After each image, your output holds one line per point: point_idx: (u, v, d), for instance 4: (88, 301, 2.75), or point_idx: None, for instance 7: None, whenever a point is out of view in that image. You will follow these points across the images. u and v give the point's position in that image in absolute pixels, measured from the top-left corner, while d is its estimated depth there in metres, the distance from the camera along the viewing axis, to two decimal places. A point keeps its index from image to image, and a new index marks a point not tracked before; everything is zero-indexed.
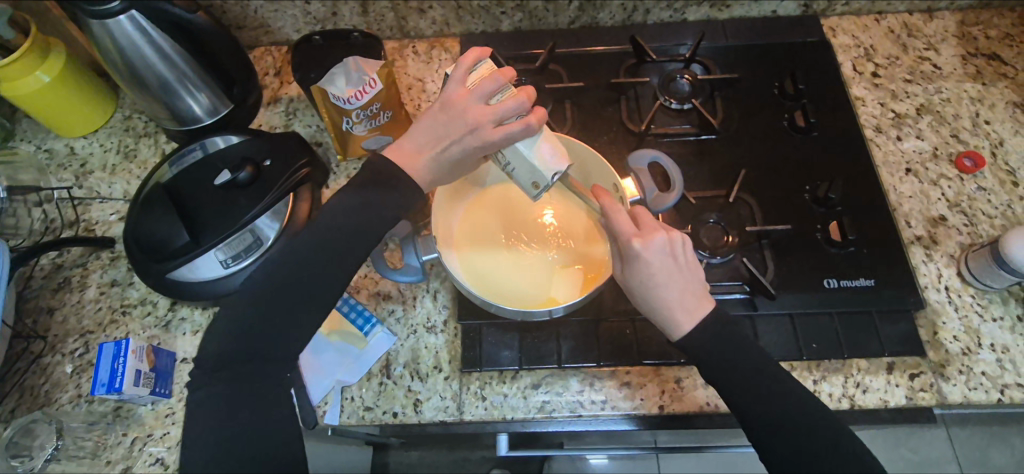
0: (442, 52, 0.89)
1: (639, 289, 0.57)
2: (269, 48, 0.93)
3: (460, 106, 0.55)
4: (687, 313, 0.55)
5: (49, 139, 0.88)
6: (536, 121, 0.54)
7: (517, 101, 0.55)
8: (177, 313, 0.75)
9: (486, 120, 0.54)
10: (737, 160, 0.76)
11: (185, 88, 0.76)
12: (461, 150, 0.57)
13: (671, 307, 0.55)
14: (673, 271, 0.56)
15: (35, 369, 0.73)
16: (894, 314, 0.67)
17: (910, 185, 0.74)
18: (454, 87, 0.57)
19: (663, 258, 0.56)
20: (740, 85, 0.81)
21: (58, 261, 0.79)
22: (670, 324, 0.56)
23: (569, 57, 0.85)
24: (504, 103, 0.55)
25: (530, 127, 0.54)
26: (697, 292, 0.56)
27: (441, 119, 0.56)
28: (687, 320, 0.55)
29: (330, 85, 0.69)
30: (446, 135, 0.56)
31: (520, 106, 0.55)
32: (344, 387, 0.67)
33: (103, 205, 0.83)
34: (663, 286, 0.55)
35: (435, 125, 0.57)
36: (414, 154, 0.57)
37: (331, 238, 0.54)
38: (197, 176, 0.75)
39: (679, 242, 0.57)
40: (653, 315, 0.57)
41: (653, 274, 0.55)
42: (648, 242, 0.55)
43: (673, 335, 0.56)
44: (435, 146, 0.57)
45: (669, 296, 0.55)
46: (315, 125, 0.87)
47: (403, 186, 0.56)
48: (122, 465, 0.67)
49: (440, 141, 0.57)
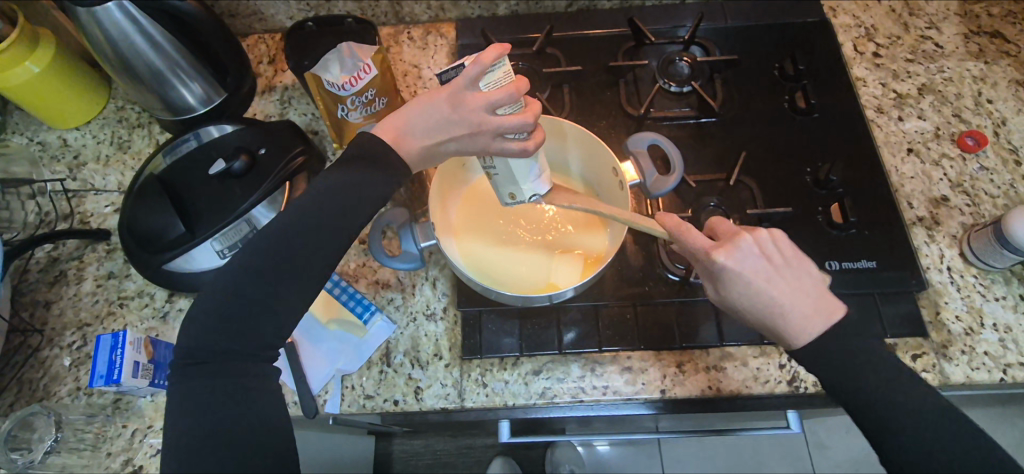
0: (437, 37, 0.87)
1: (746, 309, 0.51)
2: (262, 36, 0.92)
3: (465, 109, 0.51)
4: (806, 317, 0.49)
5: (41, 131, 0.87)
6: (535, 147, 0.53)
7: (526, 122, 0.51)
8: (175, 305, 0.75)
9: (489, 136, 0.52)
10: (738, 143, 0.75)
11: (177, 77, 0.75)
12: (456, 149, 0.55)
13: (788, 315, 0.49)
14: (771, 276, 0.50)
15: (33, 362, 0.72)
16: (896, 295, 0.66)
17: (912, 165, 0.74)
18: (465, 84, 0.50)
19: (753, 265, 0.50)
20: (740, 67, 0.80)
21: (54, 254, 0.78)
22: (792, 335, 0.50)
23: (566, 41, 0.84)
24: (510, 119, 0.51)
25: (527, 150, 0.53)
26: (809, 290, 0.50)
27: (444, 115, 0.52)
28: (812, 326, 0.49)
29: (324, 71, 0.68)
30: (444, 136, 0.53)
31: (526, 126, 0.51)
32: (344, 376, 0.67)
33: (98, 197, 0.83)
34: (772, 296, 0.49)
35: (435, 122, 0.53)
36: (408, 138, 0.54)
37: (319, 217, 0.50)
38: (192, 166, 0.74)
39: (769, 241, 0.51)
40: (770, 330, 0.51)
41: (751, 287, 0.50)
42: (731, 252, 0.50)
43: (799, 344, 0.50)
44: (431, 139, 0.54)
45: (780, 306, 0.49)
46: (310, 114, 0.86)
47: (394, 166, 0.54)
48: (123, 456, 0.67)
49: (438, 135, 0.54)
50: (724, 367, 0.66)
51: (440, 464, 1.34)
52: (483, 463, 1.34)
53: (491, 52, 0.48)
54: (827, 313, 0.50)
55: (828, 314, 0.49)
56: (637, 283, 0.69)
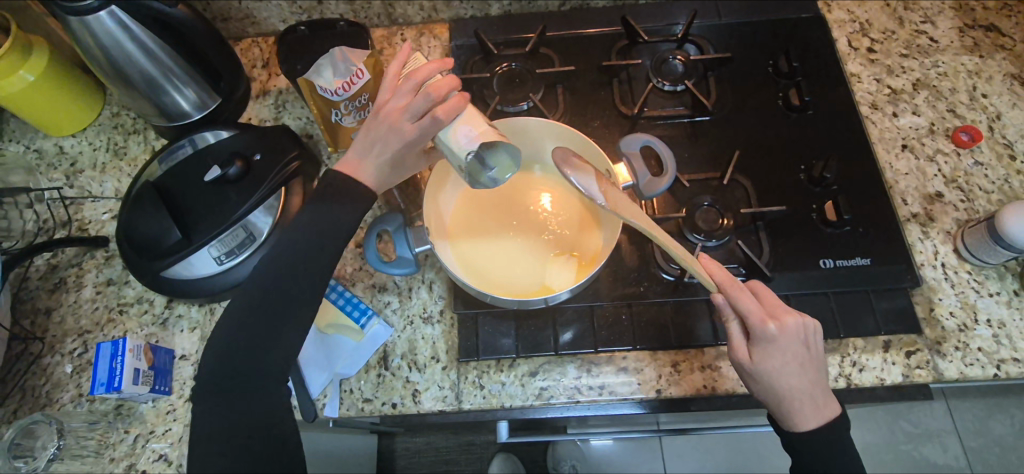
0: (431, 39, 0.87)
1: (771, 380, 0.55)
2: (256, 39, 0.92)
3: (384, 110, 0.55)
4: (814, 407, 0.54)
5: (38, 139, 0.87)
6: (445, 113, 0.52)
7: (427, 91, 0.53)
8: (174, 311, 0.75)
9: (405, 117, 0.54)
10: (732, 142, 0.75)
11: (170, 83, 0.75)
12: (393, 154, 0.55)
13: (801, 401, 0.54)
14: (807, 362, 0.55)
15: (35, 369, 0.73)
16: (890, 292, 0.67)
17: (907, 161, 0.74)
18: (382, 97, 0.57)
19: (798, 346, 0.55)
20: (734, 65, 0.80)
21: (53, 261, 0.79)
22: (798, 418, 0.55)
23: (560, 41, 0.84)
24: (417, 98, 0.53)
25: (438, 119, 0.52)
26: (825, 387, 0.55)
27: (370, 124, 0.56)
28: (813, 414, 0.54)
29: (317, 76, 0.68)
30: (377, 138, 0.55)
31: (431, 98, 0.53)
32: (343, 379, 0.68)
33: (95, 204, 0.83)
34: (795, 376, 0.54)
35: (368, 129, 0.56)
36: (350, 163, 0.56)
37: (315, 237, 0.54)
38: (187, 172, 0.74)
39: (813, 330, 0.56)
40: (781, 406, 0.55)
41: (789, 362, 0.54)
42: (782, 328, 0.54)
43: (797, 427, 0.55)
44: (368, 153, 0.56)
45: (800, 390, 0.54)
46: (305, 117, 0.86)
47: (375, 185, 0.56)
48: (125, 462, 0.68)
49: (371, 145, 0.55)
50: (720, 366, 0.66)
51: (443, 461, 1.35)
52: (485, 459, 1.35)
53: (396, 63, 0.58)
54: (828, 408, 0.55)
55: (829, 410, 0.55)
56: (632, 283, 0.69)
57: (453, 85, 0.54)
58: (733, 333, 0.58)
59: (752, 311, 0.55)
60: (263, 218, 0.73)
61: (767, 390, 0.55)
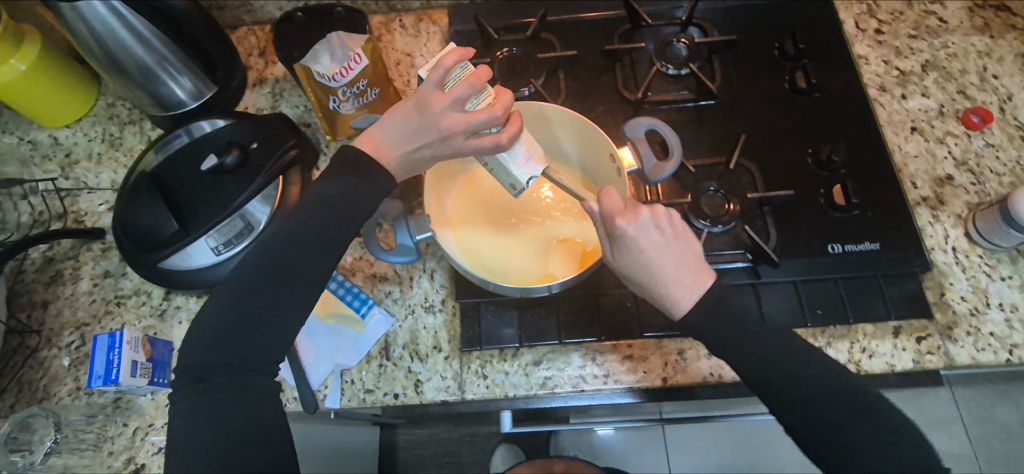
0: (430, 25, 0.86)
1: (638, 274, 0.54)
2: (252, 28, 0.91)
3: (435, 110, 0.53)
4: (685, 288, 0.53)
5: (32, 130, 0.86)
6: (507, 140, 0.53)
7: (493, 113, 0.53)
8: (172, 302, 0.74)
9: (462, 132, 0.54)
10: (737, 126, 0.74)
11: (165, 71, 0.74)
12: (432, 156, 0.56)
13: (670, 285, 0.54)
14: (664, 247, 0.53)
15: (32, 363, 0.72)
16: (901, 277, 0.65)
17: (916, 144, 0.72)
18: (430, 87, 0.54)
19: (650, 234, 0.53)
20: (739, 48, 0.78)
21: (49, 253, 0.78)
22: (671, 304, 0.54)
23: (561, 25, 0.82)
24: (478, 113, 0.53)
25: (496, 145, 0.54)
26: (691, 264, 0.54)
27: (417, 121, 0.54)
28: (685, 295, 0.53)
29: (314, 63, 0.66)
30: (426, 141, 0.55)
31: (495, 119, 0.53)
32: (343, 370, 0.67)
33: (91, 195, 0.82)
34: (656, 263, 0.53)
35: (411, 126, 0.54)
36: (384, 144, 0.55)
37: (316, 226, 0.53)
38: (183, 162, 0.73)
39: (667, 215, 0.54)
40: (653, 295, 0.55)
41: (648, 254, 0.53)
42: (633, 220, 0.53)
43: (675, 313, 0.54)
44: (408, 147, 0.55)
45: (666, 275, 0.53)
46: (302, 106, 0.85)
47: (375, 172, 0.55)
48: (125, 455, 0.67)
49: (414, 141, 0.55)
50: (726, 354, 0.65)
51: (446, 453, 1.34)
52: (487, 451, 1.34)
53: (452, 55, 0.53)
54: (701, 283, 0.54)
55: (701, 286, 0.54)
56: None
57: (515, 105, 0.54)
58: (599, 239, 0.56)
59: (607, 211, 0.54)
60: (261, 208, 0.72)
61: (639, 282, 0.55)
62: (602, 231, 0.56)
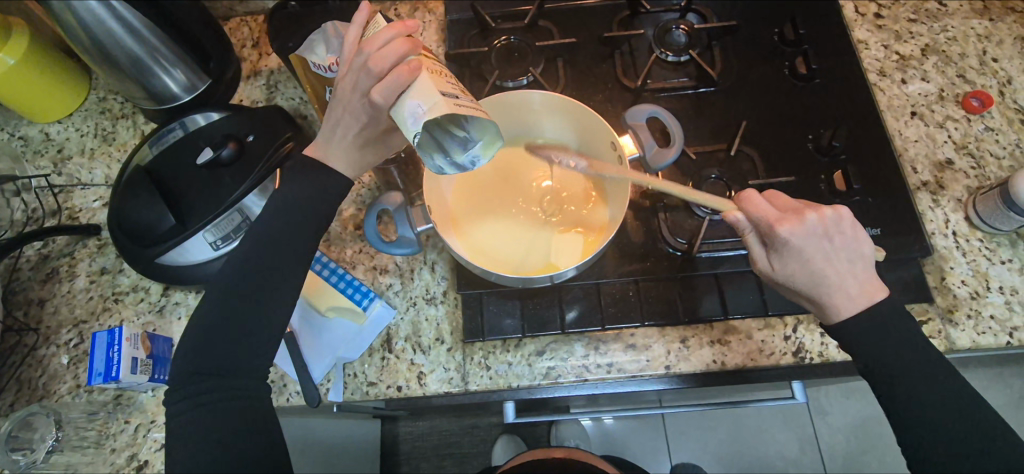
0: (425, 14, 0.85)
1: (797, 280, 0.53)
2: (244, 19, 0.89)
3: (340, 84, 0.52)
4: (852, 296, 0.51)
5: (23, 125, 0.85)
6: (380, 97, 0.46)
7: (368, 68, 0.48)
8: (171, 298, 0.74)
9: (358, 98, 0.50)
10: (738, 113, 0.74)
11: (158, 64, 0.72)
12: (354, 132, 0.52)
13: (836, 293, 0.52)
14: (828, 254, 0.51)
15: (30, 361, 0.71)
16: (902, 261, 0.65)
17: (916, 128, 0.72)
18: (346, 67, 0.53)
19: (815, 242, 0.51)
20: (739, 34, 0.78)
21: (44, 251, 0.77)
22: (833, 311, 0.52)
23: (560, 13, 0.81)
24: (361, 74, 0.49)
25: (373, 102, 0.47)
26: (860, 271, 0.52)
27: (335, 102, 0.53)
28: (853, 304, 0.52)
29: (310, 52, 0.66)
30: (340, 120, 0.53)
31: (371, 74, 0.48)
32: (346, 364, 0.66)
33: (85, 191, 0.81)
34: (822, 273, 0.51)
35: (342, 116, 0.52)
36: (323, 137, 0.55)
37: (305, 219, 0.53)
38: (178, 155, 0.72)
39: (836, 219, 0.51)
40: (814, 303, 0.53)
41: (812, 261, 0.51)
42: (796, 228, 0.51)
43: (836, 319, 0.52)
44: (335, 131, 0.54)
45: (831, 282, 0.52)
46: (297, 98, 0.84)
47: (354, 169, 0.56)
48: (127, 452, 0.67)
49: (335, 123, 0.53)
50: (729, 341, 0.65)
51: (446, 445, 1.35)
52: (488, 442, 1.35)
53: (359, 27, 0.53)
54: (872, 296, 0.52)
55: (873, 297, 0.52)
56: (639, 259, 0.68)
57: (397, 52, 0.47)
58: (751, 246, 0.55)
59: (764, 221, 0.52)
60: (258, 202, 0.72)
61: (800, 293, 0.53)
62: (755, 238, 0.54)
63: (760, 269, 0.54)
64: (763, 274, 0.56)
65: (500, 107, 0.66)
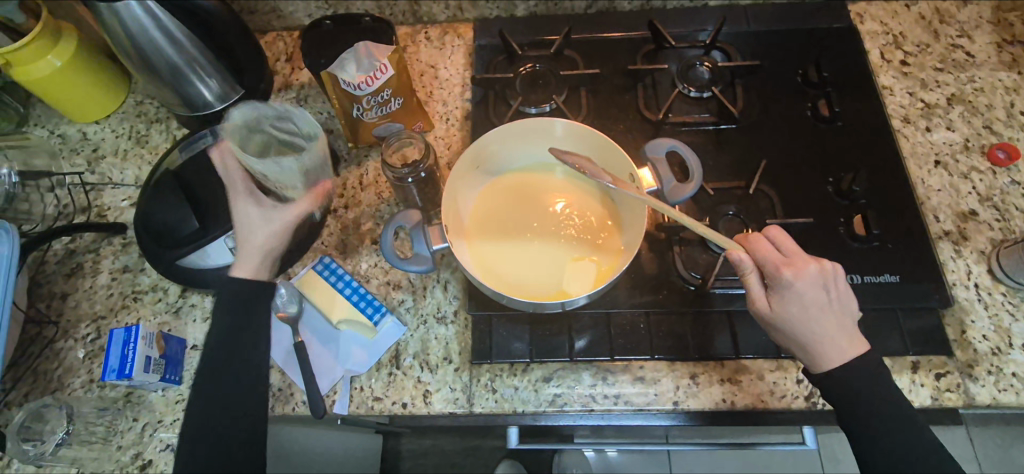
0: (455, 38, 0.87)
1: (795, 324, 0.57)
2: (280, 33, 0.92)
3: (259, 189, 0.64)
4: (843, 348, 0.56)
5: (62, 124, 0.88)
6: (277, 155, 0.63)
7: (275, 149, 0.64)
8: (188, 300, 0.75)
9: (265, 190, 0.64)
10: (758, 151, 0.74)
11: (194, 73, 0.75)
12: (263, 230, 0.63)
13: (829, 343, 0.57)
14: (826, 304, 0.57)
15: (48, 353, 0.73)
16: (919, 311, 0.64)
17: (939, 177, 0.72)
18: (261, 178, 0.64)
19: (816, 290, 0.56)
20: (763, 73, 0.78)
21: (71, 246, 0.79)
22: (824, 358, 0.57)
23: (585, 43, 0.83)
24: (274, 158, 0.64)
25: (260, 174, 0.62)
26: (847, 324, 0.57)
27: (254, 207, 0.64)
28: (838, 354, 0.57)
29: (340, 71, 0.68)
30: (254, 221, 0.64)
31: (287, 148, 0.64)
32: (354, 376, 0.67)
33: (115, 191, 0.83)
34: (816, 321, 0.56)
35: (238, 202, 0.62)
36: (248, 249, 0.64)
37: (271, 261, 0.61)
38: (207, 162, 0.74)
39: (835, 273, 0.57)
40: (804, 349, 0.57)
41: (809, 308, 0.56)
42: (801, 274, 0.56)
43: (825, 367, 0.57)
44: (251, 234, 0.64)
45: (827, 331, 0.56)
46: (326, 112, 0.86)
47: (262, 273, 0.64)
48: (133, 450, 0.67)
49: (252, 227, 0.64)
50: (740, 380, 0.64)
51: (447, 465, 1.33)
52: (489, 466, 1.33)
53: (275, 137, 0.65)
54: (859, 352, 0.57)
55: (859, 352, 0.57)
56: (651, 292, 0.67)
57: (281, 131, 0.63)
58: (751, 286, 0.58)
59: (773, 266, 0.57)
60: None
61: (792, 336, 0.57)
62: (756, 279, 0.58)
63: (759, 308, 0.58)
64: (758, 313, 0.58)
65: (522, 131, 0.67)
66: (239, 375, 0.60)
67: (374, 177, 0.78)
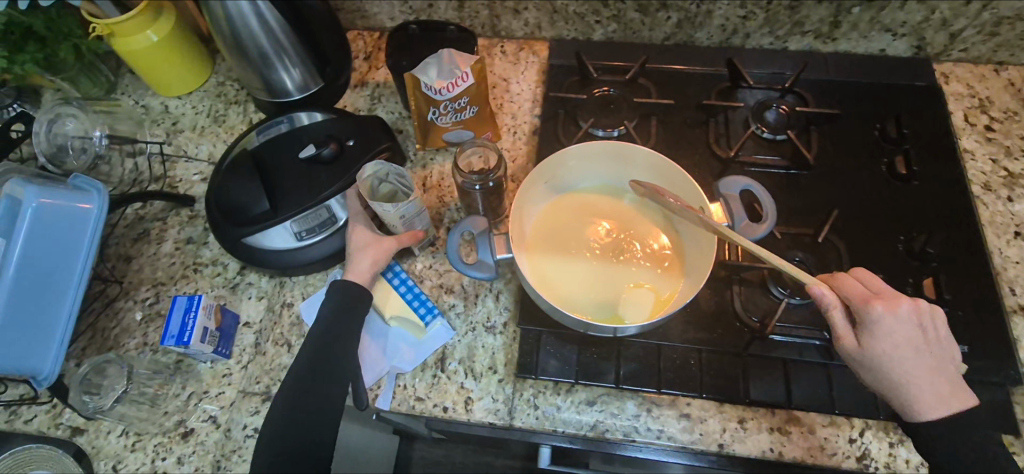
0: (530, 55, 0.88)
1: (894, 368, 0.55)
2: (362, 33, 0.95)
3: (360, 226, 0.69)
4: (938, 390, 0.55)
5: (147, 96, 0.92)
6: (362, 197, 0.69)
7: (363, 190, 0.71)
8: (245, 277, 0.76)
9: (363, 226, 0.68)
10: (829, 201, 0.72)
11: (281, 62, 0.78)
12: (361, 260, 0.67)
13: (927, 389, 0.55)
14: (921, 345, 0.56)
15: (109, 311, 0.76)
16: (987, 386, 0.62)
17: (1018, 250, 0.69)
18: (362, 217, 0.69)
19: (908, 328, 0.55)
20: (840, 122, 0.77)
21: (141, 212, 0.82)
22: (923, 405, 0.55)
23: (659, 74, 0.83)
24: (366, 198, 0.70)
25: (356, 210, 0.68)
26: (942, 368, 0.56)
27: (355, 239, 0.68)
28: (935, 400, 0.55)
29: (423, 74, 0.70)
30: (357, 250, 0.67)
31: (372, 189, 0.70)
32: (399, 374, 0.67)
33: (188, 164, 0.87)
34: (911, 363, 0.55)
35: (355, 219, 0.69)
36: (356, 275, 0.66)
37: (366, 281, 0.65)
38: (283, 148, 0.77)
39: (930, 312, 0.57)
40: (898, 393, 0.56)
41: (902, 348, 0.55)
42: (892, 310, 0.55)
43: (921, 412, 0.55)
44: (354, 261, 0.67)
45: (921, 373, 0.55)
46: (397, 112, 0.88)
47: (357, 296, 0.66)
48: (177, 417, 0.69)
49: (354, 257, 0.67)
50: (790, 431, 0.63)
51: None
52: None
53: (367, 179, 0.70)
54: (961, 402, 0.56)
55: (963, 402, 0.56)
56: (705, 329, 0.66)
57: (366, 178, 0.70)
58: (836, 323, 0.57)
59: (861, 300, 0.56)
60: (344, 214, 0.74)
61: (885, 379, 0.56)
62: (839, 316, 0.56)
63: (846, 346, 0.56)
64: (845, 353, 0.57)
65: (599, 151, 0.67)
66: (324, 377, 0.61)
67: (438, 181, 0.80)
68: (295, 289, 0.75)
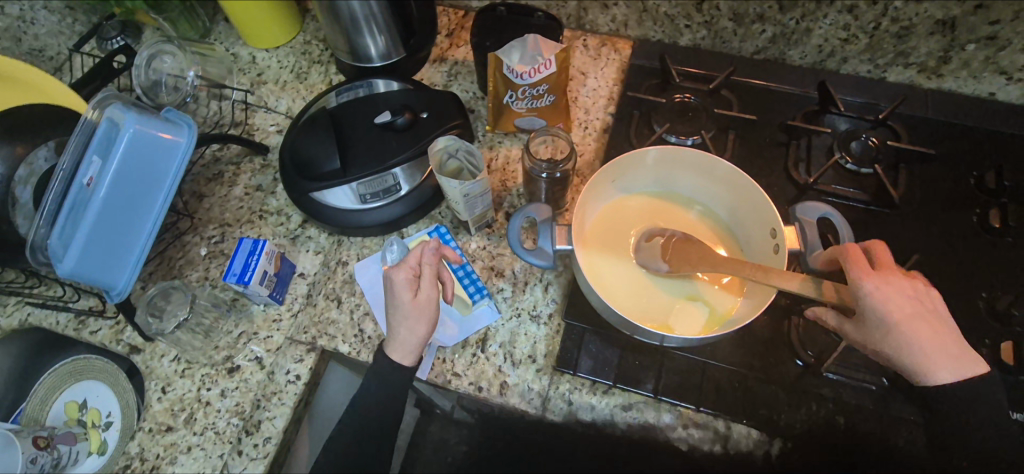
0: (612, 51, 0.86)
1: (903, 335, 0.56)
2: (448, 9, 0.95)
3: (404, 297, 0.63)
4: (944, 357, 0.57)
5: (237, 45, 0.96)
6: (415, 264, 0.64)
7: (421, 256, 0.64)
8: (306, 231, 0.79)
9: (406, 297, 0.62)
10: (909, 244, 0.69)
11: (369, 27, 0.80)
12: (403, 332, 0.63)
13: (942, 357, 0.57)
14: (918, 315, 0.57)
15: (178, 243, 0.80)
16: None
17: None
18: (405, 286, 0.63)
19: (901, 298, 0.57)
20: (932, 164, 0.73)
21: (218, 154, 0.86)
22: (932, 371, 0.57)
23: (743, 88, 0.81)
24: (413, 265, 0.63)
25: (403, 279, 0.63)
26: (940, 336, 0.58)
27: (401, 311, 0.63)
28: (945, 365, 0.57)
29: (506, 56, 0.70)
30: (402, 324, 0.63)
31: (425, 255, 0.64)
32: (439, 347, 0.68)
33: (267, 115, 0.90)
34: (912, 335, 0.56)
35: (399, 299, 0.63)
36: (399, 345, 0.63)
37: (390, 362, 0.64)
38: (357, 112, 0.78)
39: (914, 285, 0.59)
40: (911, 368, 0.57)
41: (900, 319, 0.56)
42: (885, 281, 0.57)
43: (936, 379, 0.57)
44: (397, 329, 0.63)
45: (923, 342, 0.57)
46: (472, 92, 0.88)
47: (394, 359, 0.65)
48: (226, 352, 0.72)
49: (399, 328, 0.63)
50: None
51: None
52: None
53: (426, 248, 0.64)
54: (971, 367, 0.57)
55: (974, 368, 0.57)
56: (755, 354, 0.64)
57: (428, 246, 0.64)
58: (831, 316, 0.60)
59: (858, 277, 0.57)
60: (408, 187, 0.75)
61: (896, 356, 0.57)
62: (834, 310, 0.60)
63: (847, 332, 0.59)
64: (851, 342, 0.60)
65: (679, 159, 0.65)
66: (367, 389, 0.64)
67: (503, 165, 0.80)
68: (351, 249, 0.77)
